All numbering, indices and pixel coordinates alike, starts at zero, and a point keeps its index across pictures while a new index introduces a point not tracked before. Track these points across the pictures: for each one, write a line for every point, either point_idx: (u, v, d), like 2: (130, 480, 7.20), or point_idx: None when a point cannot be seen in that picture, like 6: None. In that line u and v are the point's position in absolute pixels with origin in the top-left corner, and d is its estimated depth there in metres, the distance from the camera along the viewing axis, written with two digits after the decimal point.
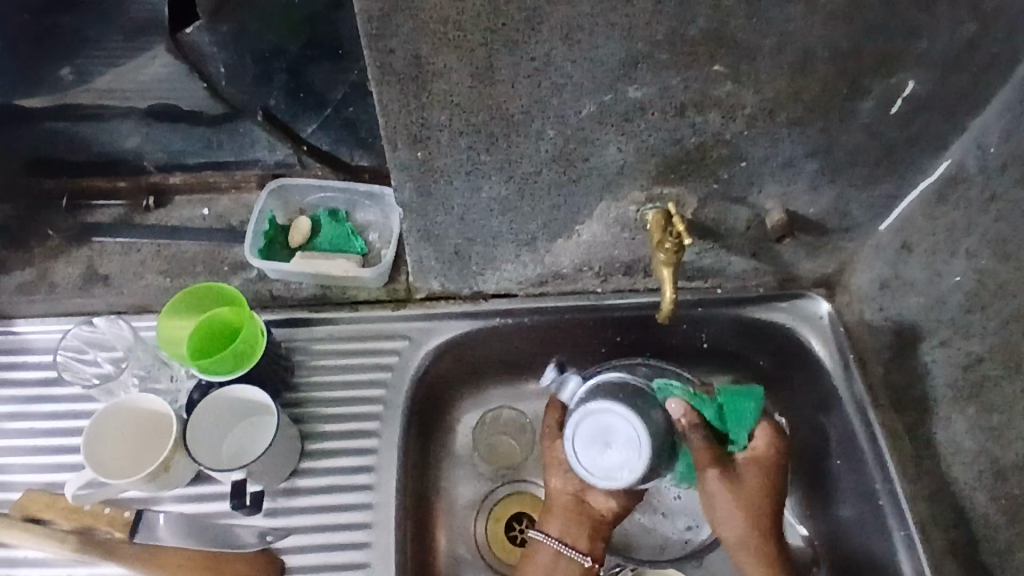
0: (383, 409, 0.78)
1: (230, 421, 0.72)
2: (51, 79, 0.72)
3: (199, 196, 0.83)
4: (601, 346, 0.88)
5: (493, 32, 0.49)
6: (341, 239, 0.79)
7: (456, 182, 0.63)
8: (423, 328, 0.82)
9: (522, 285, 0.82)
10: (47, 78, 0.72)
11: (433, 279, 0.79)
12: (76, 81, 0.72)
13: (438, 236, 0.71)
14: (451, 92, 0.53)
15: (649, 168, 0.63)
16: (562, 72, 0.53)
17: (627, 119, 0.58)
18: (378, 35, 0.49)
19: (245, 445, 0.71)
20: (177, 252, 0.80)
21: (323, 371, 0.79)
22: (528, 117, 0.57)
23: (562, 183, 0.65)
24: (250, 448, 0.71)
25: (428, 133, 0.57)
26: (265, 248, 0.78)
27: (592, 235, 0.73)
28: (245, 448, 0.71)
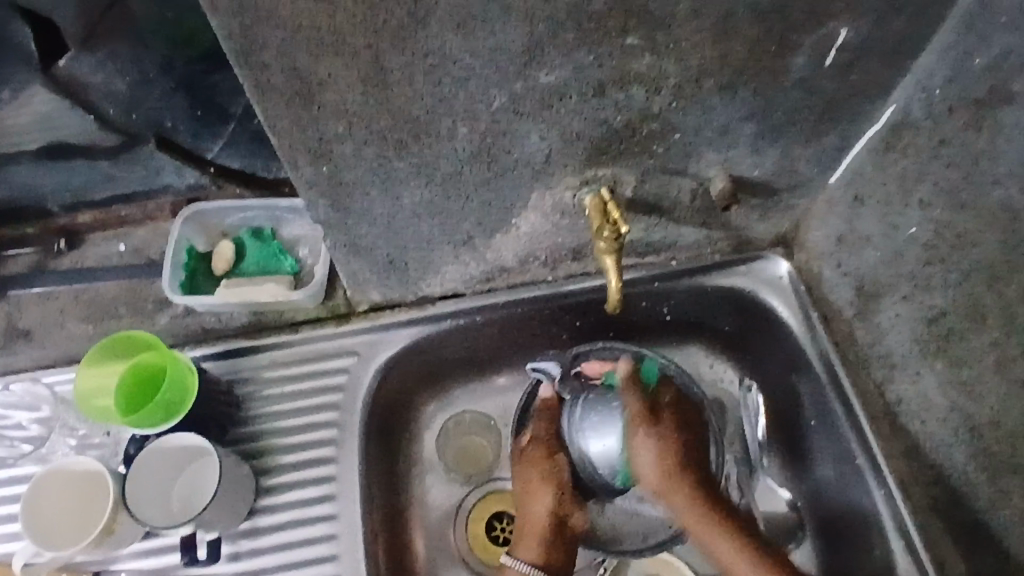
0: (337, 433, 0.74)
1: (175, 470, 0.68)
2: None
3: (116, 231, 0.78)
4: (562, 333, 0.85)
5: (375, 33, 0.44)
6: (269, 260, 0.74)
7: (372, 192, 0.58)
8: (370, 342, 0.78)
9: (469, 284, 0.78)
10: None
11: (373, 290, 0.75)
12: None
13: (367, 248, 0.66)
14: (344, 101, 0.48)
15: (579, 152, 0.59)
16: (462, 65, 0.47)
17: (543, 106, 0.53)
18: (245, 51, 0.43)
19: (189, 493, 0.68)
20: (97, 295, 0.75)
21: (271, 401, 0.75)
22: (436, 116, 0.52)
23: (488, 180, 0.60)
24: (197, 490, 0.67)
25: (328, 147, 0.52)
26: (187, 281, 0.73)
27: (531, 226, 0.69)
28: (192, 493, 0.67)
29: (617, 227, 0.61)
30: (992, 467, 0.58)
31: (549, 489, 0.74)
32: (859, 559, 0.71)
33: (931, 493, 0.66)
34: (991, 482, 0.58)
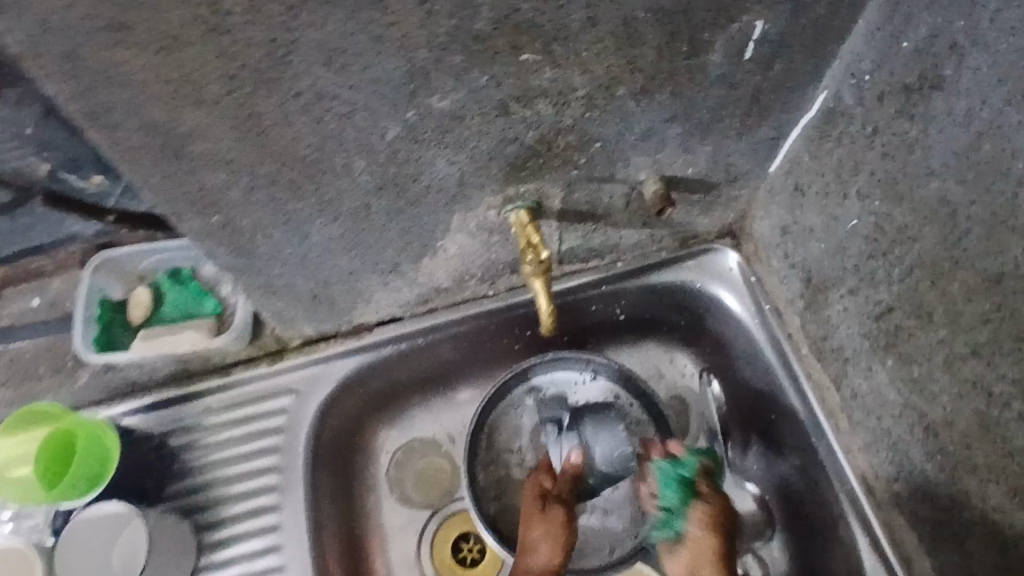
0: (279, 479, 0.72)
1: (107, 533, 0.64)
2: None
3: (28, 284, 0.73)
4: (511, 345, 0.82)
5: (233, 78, 0.39)
6: (189, 302, 0.70)
7: (275, 234, 0.54)
8: (307, 379, 0.75)
9: (406, 307, 0.74)
10: None
11: (304, 325, 0.71)
12: None
13: (286, 288, 0.62)
14: (218, 150, 0.44)
15: (494, 172, 0.55)
16: (342, 101, 0.43)
17: (444, 132, 0.49)
18: (91, 112, 0.39)
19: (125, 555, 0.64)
20: (14, 355, 0.71)
21: (207, 452, 0.72)
22: (326, 154, 0.47)
23: (402, 208, 0.56)
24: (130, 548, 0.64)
25: (214, 196, 0.48)
26: (102, 336, 0.69)
27: (459, 247, 0.65)
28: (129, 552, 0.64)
29: (537, 251, 0.59)
30: (950, 466, 0.55)
31: (545, 534, 0.67)
32: (827, 554, 0.70)
33: (893, 488, 0.64)
34: (950, 482, 0.56)
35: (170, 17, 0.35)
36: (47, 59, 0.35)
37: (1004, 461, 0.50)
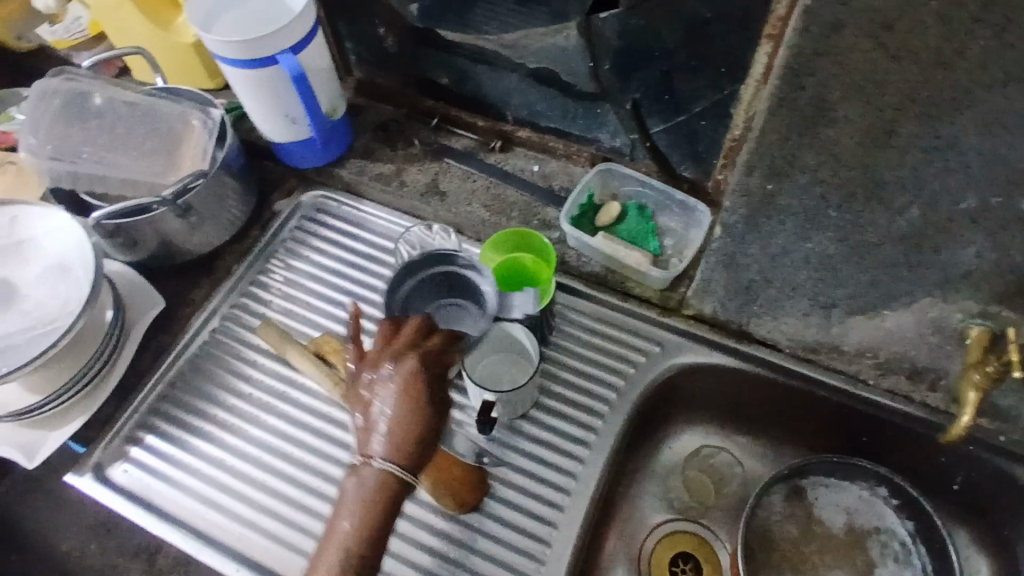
0: (613, 398, 0.82)
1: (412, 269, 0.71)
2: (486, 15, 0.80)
3: (535, 154, 0.92)
4: (842, 436, 0.85)
5: (911, 100, 0.50)
6: (641, 233, 0.84)
7: (787, 223, 0.64)
8: (675, 341, 0.84)
9: (791, 345, 0.80)
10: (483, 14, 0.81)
11: (710, 303, 0.81)
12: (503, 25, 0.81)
13: (740, 266, 0.73)
14: (835, 140, 0.55)
15: (1001, 284, 0.60)
16: (960, 158, 0.52)
17: (1005, 228, 0.55)
18: (797, 71, 0.51)
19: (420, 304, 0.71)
20: (504, 193, 0.90)
21: (576, 341, 0.85)
22: (900, 189, 0.56)
23: (896, 266, 0.63)
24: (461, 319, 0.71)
25: (788, 170, 0.59)
26: (577, 217, 0.85)
27: (897, 324, 0.70)
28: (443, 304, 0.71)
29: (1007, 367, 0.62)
30: None
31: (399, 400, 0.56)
32: None
33: None
34: None
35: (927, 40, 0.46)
36: (819, 22, 0.47)
37: None
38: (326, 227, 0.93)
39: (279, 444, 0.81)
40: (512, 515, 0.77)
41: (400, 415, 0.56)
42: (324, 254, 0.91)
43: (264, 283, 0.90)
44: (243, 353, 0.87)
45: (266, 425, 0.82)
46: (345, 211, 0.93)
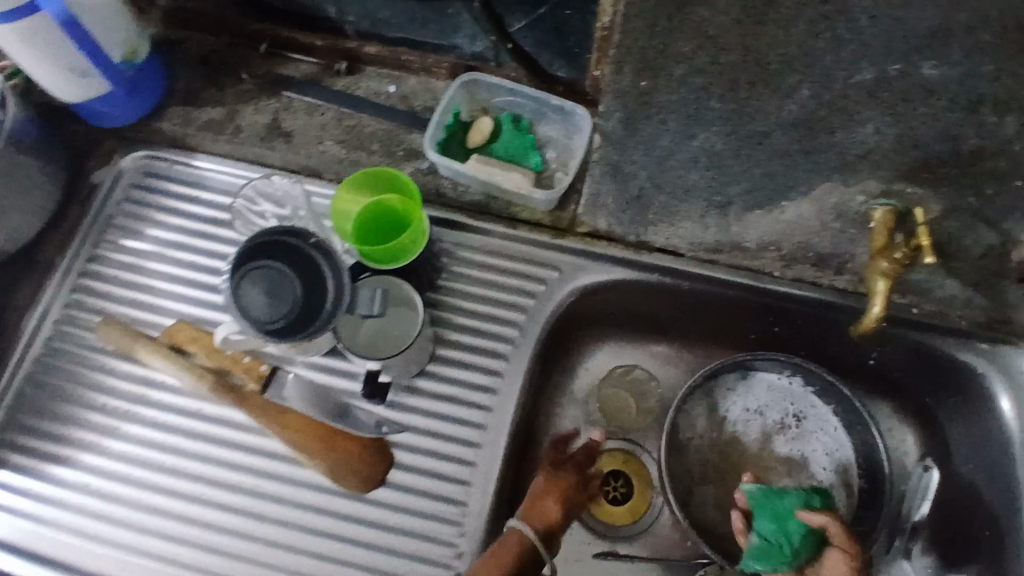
0: (515, 335, 0.75)
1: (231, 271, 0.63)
2: None
3: (389, 72, 0.79)
4: (753, 331, 0.81)
5: None
6: (519, 149, 0.74)
7: (669, 123, 0.56)
8: (574, 263, 0.77)
9: (694, 248, 0.75)
10: None
11: (603, 217, 0.72)
12: None
13: (627, 175, 0.65)
14: (707, 23, 0.47)
15: (903, 161, 0.54)
16: (852, 26, 0.45)
17: (903, 100, 0.48)
18: None
19: (256, 304, 0.62)
20: (358, 124, 0.77)
21: (466, 280, 0.77)
22: (786, 70, 0.48)
23: (789, 155, 0.56)
24: (320, 284, 0.63)
25: (661, 63, 0.51)
26: (443, 141, 0.74)
27: (797, 214, 0.64)
28: (279, 286, 0.62)
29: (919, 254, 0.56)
30: None
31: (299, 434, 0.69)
32: None
33: None
34: None
35: None
36: None
37: None
38: (158, 193, 0.79)
39: (147, 451, 0.72)
40: (422, 482, 0.71)
41: (317, 453, 0.69)
42: (162, 226, 0.77)
43: (99, 271, 0.77)
44: (88, 357, 0.75)
45: (131, 436, 0.72)
46: (177, 170, 0.79)
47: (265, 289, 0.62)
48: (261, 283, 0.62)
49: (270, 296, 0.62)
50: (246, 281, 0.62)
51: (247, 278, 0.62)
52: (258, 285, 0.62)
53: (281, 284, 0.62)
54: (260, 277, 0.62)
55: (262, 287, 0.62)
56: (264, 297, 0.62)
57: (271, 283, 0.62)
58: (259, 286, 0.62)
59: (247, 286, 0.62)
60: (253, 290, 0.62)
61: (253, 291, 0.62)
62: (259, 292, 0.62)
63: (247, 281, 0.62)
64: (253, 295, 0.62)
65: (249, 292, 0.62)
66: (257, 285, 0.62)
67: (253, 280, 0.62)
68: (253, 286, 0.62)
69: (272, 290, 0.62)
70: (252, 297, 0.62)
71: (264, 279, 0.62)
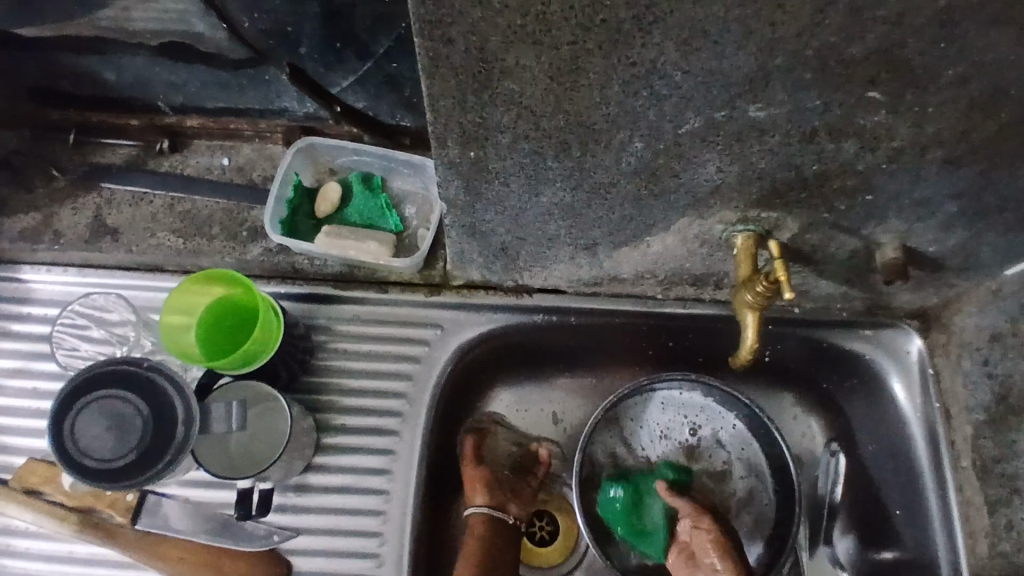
0: (404, 407, 0.71)
1: (68, 407, 0.56)
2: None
3: (220, 143, 0.73)
4: (650, 353, 0.79)
5: (586, 30, 0.37)
6: (373, 212, 0.69)
7: (513, 185, 0.52)
8: (455, 318, 0.73)
9: (574, 284, 0.72)
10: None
11: (474, 270, 0.69)
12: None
13: (485, 233, 0.61)
14: (520, 93, 0.42)
15: (752, 191, 0.52)
16: (668, 82, 0.40)
17: (738, 140, 0.45)
18: (434, 21, 0.37)
19: (99, 444, 0.55)
20: (192, 209, 0.70)
21: (344, 356, 0.71)
22: (613, 128, 0.45)
23: (640, 197, 0.53)
24: (167, 413, 0.56)
25: (484, 134, 0.46)
26: (288, 218, 0.68)
27: (663, 247, 0.62)
28: (123, 422, 0.55)
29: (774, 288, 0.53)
30: None
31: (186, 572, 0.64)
32: None
33: None
34: None
35: None
36: None
37: None
38: None
39: None
40: None
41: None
42: None
43: None
44: None
45: None
46: None
47: (109, 423, 0.55)
48: (100, 418, 0.55)
49: (114, 429, 0.55)
50: (85, 421, 0.55)
51: (87, 418, 0.56)
52: (99, 421, 0.55)
53: (123, 414, 0.55)
54: (100, 411, 0.56)
55: (103, 423, 0.55)
56: (108, 430, 0.55)
57: (111, 415, 0.55)
58: (100, 423, 0.55)
59: (87, 425, 0.55)
60: (97, 426, 0.55)
61: (95, 427, 0.55)
62: (102, 428, 0.55)
63: (86, 422, 0.55)
64: (97, 432, 0.55)
65: (92, 432, 0.55)
66: (99, 421, 0.55)
67: (94, 416, 0.55)
68: (95, 421, 0.55)
69: (116, 421, 0.55)
70: (95, 434, 0.55)
71: (103, 414, 0.56)
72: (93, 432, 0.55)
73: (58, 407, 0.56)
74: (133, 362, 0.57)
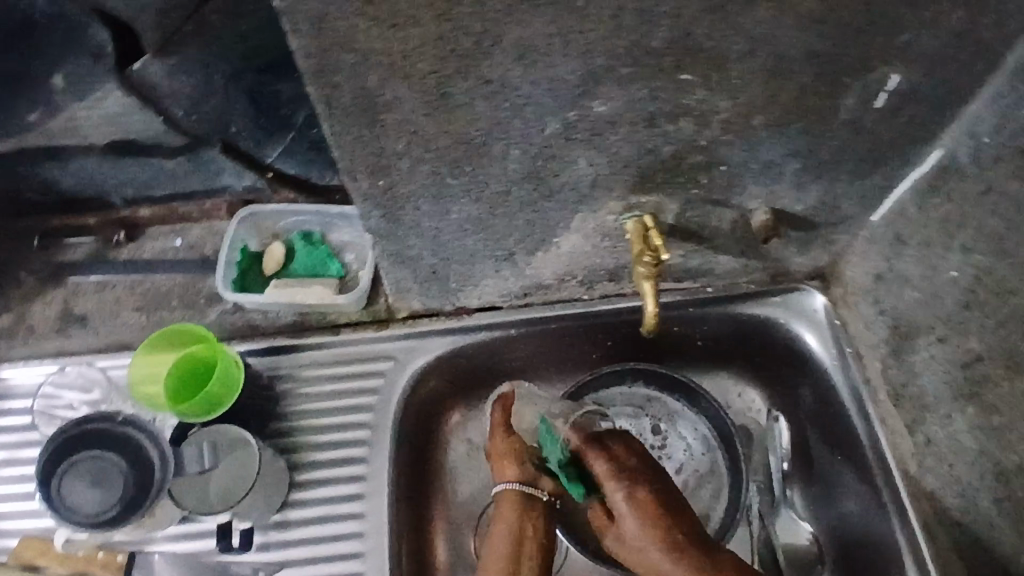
0: (369, 435, 0.76)
1: (51, 471, 0.63)
2: (16, 111, 0.69)
3: (171, 226, 0.81)
4: (592, 353, 0.86)
5: (442, 59, 0.46)
6: (316, 262, 0.77)
7: (424, 206, 0.60)
8: (406, 347, 0.80)
9: (507, 298, 0.79)
10: (14, 109, 0.68)
11: (414, 298, 0.77)
12: (47, 113, 0.69)
13: (413, 258, 0.69)
14: (406, 121, 0.51)
15: (625, 179, 0.61)
16: (521, 92, 0.50)
17: (595, 134, 0.55)
18: (320, 71, 0.46)
19: (84, 499, 0.62)
20: (151, 287, 0.78)
21: (309, 397, 0.77)
22: (491, 139, 0.54)
23: (535, 201, 0.62)
24: (144, 459, 0.64)
25: (387, 162, 0.54)
26: (239, 279, 0.76)
27: (572, 246, 0.71)
28: (105, 474, 0.63)
29: (656, 254, 0.64)
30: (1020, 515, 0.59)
31: None
32: None
33: (958, 534, 0.67)
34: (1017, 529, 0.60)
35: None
36: (303, 18, 0.42)
37: None
38: None
39: None
40: None
41: None
42: None
43: None
44: None
45: None
46: None
47: (94, 479, 0.63)
48: (85, 477, 0.63)
49: (99, 484, 0.63)
50: (69, 486, 0.63)
51: (71, 482, 0.63)
52: (83, 480, 0.63)
53: (108, 468, 0.63)
54: (84, 472, 0.63)
55: (88, 481, 0.63)
56: (93, 487, 0.62)
57: (95, 471, 0.63)
58: (84, 482, 0.63)
59: (73, 489, 0.62)
60: (83, 487, 0.62)
61: (80, 487, 0.62)
62: (88, 486, 0.62)
63: (71, 485, 0.63)
64: (83, 492, 0.62)
65: (77, 492, 0.62)
66: (84, 481, 0.63)
67: (78, 479, 0.63)
68: (79, 482, 0.63)
69: (99, 476, 0.63)
70: (82, 493, 0.62)
71: (85, 472, 0.63)
72: (79, 492, 0.62)
73: (44, 482, 0.63)
74: (105, 420, 0.65)
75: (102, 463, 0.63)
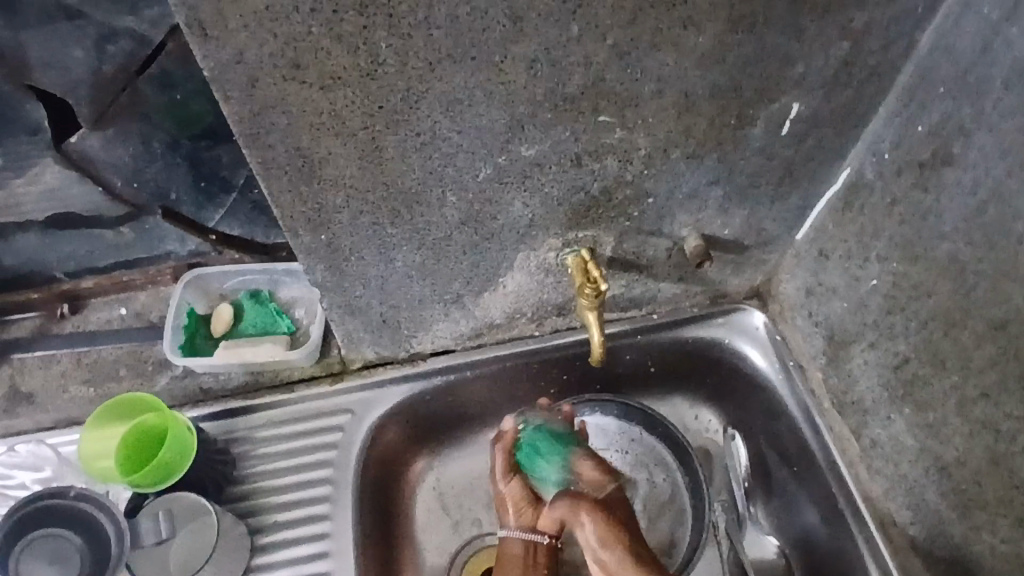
0: (331, 491, 0.75)
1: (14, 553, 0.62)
2: None
3: (117, 296, 0.81)
4: (549, 387, 0.88)
5: (371, 115, 0.48)
6: (266, 320, 0.77)
7: (367, 256, 0.62)
8: (363, 399, 0.80)
9: (460, 341, 0.81)
10: None
11: (367, 348, 0.78)
12: None
13: (362, 308, 0.70)
14: (342, 176, 0.52)
15: (560, 216, 0.64)
16: (450, 142, 0.52)
17: (526, 176, 0.58)
18: (253, 134, 0.47)
19: None
20: (98, 358, 0.77)
21: (267, 459, 0.76)
22: (426, 188, 0.56)
23: (476, 243, 0.64)
24: (101, 535, 0.62)
25: (326, 217, 0.56)
26: (187, 343, 0.76)
27: (517, 284, 0.73)
28: (62, 553, 0.61)
29: (596, 285, 0.66)
30: (962, 507, 0.60)
31: None
32: None
33: (908, 533, 0.68)
34: (963, 518, 0.60)
35: (336, 61, 0.44)
36: (233, 85, 0.44)
37: (1012, 495, 0.55)
38: None
39: None
40: None
41: None
42: None
43: None
44: None
45: None
46: None
47: (52, 559, 0.61)
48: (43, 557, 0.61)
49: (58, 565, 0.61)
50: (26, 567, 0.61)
51: (28, 563, 0.61)
52: (40, 561, 0.61)
53: (66, 546, 0.61)
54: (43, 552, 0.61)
55: (45, 561, 0.61)
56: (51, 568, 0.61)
57: (53, 550, 0.61)
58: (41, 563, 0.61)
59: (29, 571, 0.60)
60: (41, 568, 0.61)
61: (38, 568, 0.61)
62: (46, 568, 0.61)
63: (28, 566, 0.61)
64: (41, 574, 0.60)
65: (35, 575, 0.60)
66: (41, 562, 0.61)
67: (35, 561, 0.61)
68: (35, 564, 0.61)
69: (57, 557, 0.61)
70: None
71: (43, 553, 0.61)
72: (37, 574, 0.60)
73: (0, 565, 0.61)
74: (61, 494, 0.63)
75: (63, 541, 0.62)
